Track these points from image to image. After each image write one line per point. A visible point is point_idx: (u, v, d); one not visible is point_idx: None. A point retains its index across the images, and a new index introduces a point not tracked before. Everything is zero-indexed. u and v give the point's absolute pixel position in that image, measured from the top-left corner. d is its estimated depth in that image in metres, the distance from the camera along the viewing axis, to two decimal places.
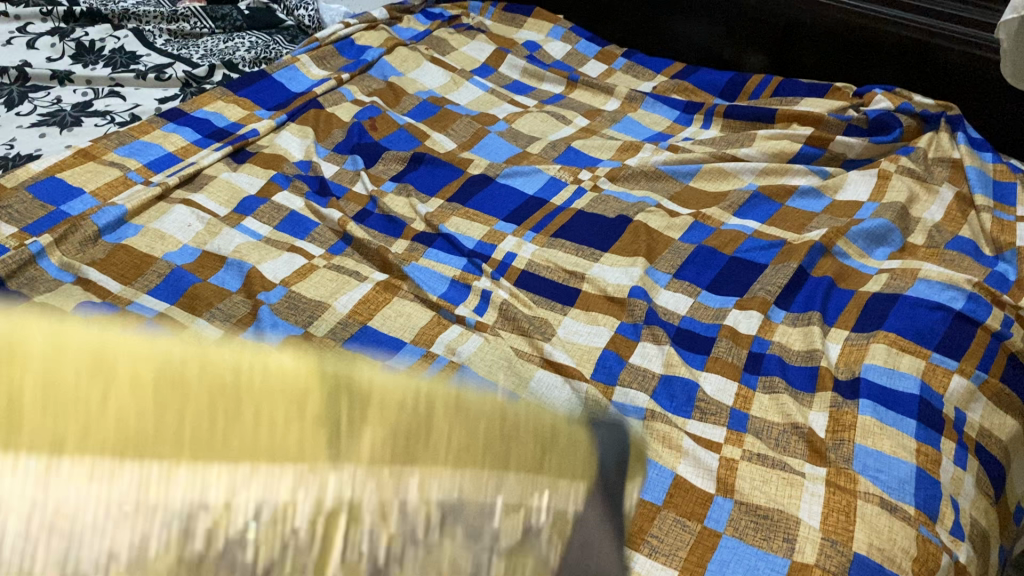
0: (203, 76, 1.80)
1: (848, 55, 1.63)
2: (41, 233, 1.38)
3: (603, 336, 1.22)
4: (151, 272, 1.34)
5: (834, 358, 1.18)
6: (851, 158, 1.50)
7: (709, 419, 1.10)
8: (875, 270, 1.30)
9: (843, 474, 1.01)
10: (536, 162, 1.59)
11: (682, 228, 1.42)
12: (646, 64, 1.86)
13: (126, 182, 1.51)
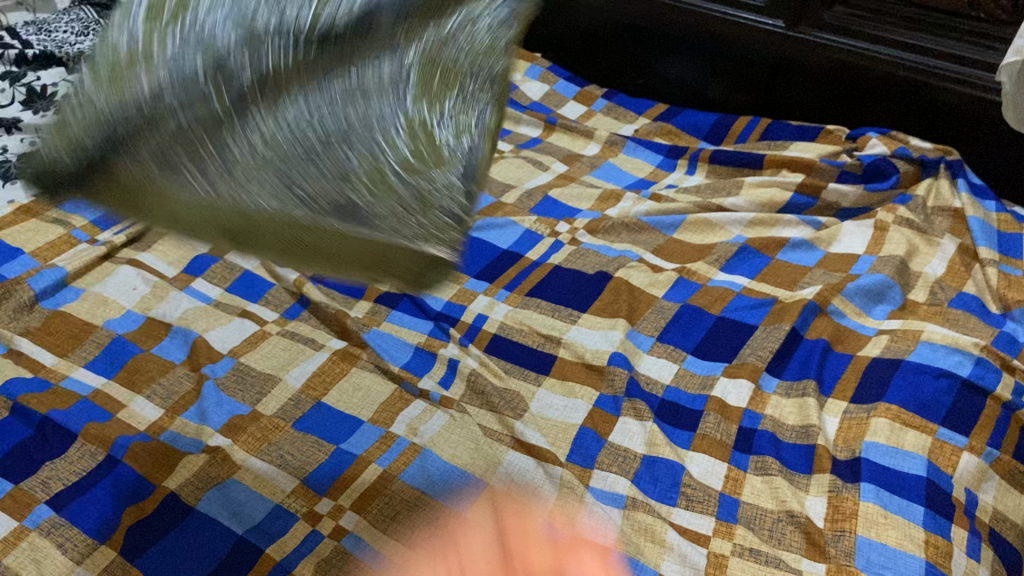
0: None
1: (841, 94, 1.55)
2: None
3: (580, 411, 1.12)
4: (90, 343, 1.22)
5: (832, 434, 1.08)
6: (846, 207, 1.41)
7: (695, 508, 1.00)
8: (875, 331, 1.21)
9: (844, 573, 0.91)
10: (511, 212, 1.50)
11: (666, 285, 1.32)
12: (626, 105, 1.76)
13: (70, 240, 1.40)
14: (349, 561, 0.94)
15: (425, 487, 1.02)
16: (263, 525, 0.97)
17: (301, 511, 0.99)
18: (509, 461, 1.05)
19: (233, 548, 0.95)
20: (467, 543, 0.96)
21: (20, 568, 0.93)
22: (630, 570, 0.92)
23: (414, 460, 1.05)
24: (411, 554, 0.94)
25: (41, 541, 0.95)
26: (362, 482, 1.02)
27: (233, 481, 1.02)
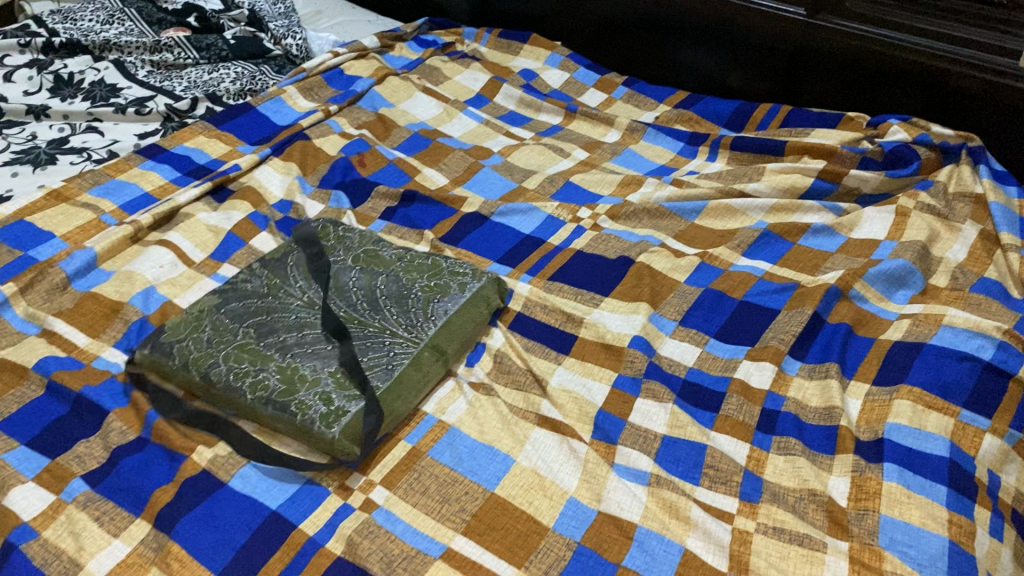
0: (185, 110, 1.73)
1: (859, 82, 1.56)
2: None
3: (599, 393, 1.14)
4: (119, 321, 1.24)
5: (854, 415, 1.09)
6: (867, 193, 1.42)
7: (719, 488, 1.01)
8: (896, 315, 1.22)
9: (868, 550, 0.92)
10: (532, 198, 1.51)
11: (688, 270, 1.33)
12: (647, 92, 1.77)
13: (99, 224, 1.43)
14: (381, 533, 0.96)
15: (453, 464, 1.05)
16: (295, 499, 1.00)
17: (332, 486, 1.02)
18: (535, 439, 1.08)
19: (266, 521, 0.97)
20: (495, 518, 0.98)
21: (59, 540, 0.95)
22: (655, 546, 0.94)
23: (442, 437, 1.09)
24: (440, 526, 0.97)
25: (78, 514, 0.98)
26: (392, 458, 1.06)
27: (253, 462, 1.04)
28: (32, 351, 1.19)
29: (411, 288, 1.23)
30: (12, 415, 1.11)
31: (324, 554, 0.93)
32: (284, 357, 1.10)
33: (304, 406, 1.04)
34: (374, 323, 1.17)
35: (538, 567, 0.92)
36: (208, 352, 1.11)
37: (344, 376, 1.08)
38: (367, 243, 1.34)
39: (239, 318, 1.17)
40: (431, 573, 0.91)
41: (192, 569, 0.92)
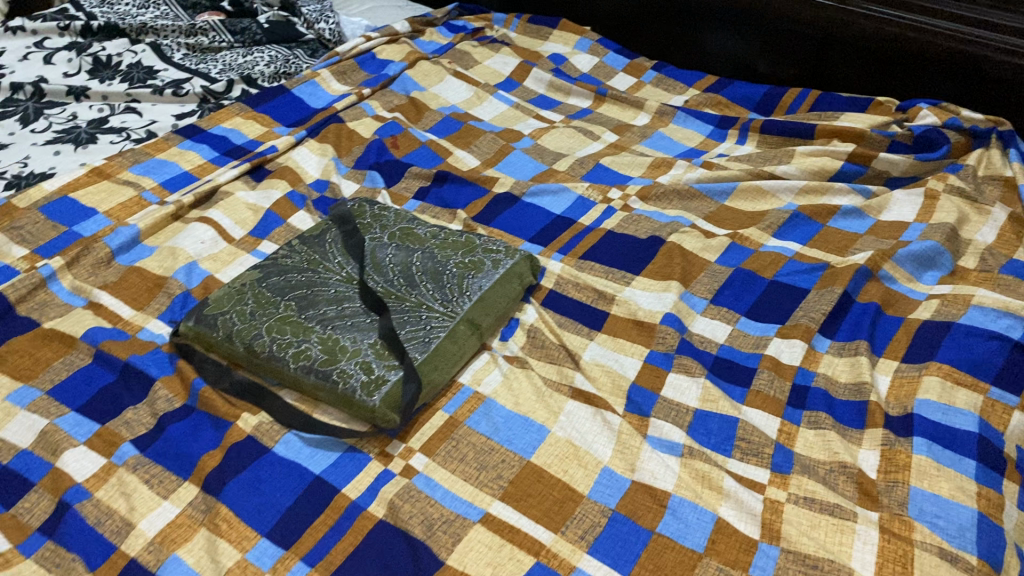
0: (221, 92, 1.76)
1: (887, 67, 1.57)
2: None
3: (631, 367, 1.16)
4: (163, 294, 1.28)
5: (884, 392, 1.11)
6: (895, 175, 1.43)
7: (751, 459, 1.03)
8: (925, 296, 1.23)
9: (897, 521, 0.94)
10: (563, 179, 1.54)
11: (718, 250, 1.35)
12: (677, 76, 1.79)
13: (140, 201, 1.46)
14: (421, 497, 0.99)
15: (489, 433, 1.08)
16: (338, 464, 1.04)
17: (373, 452, 1.05)
18: (569, 410, 1.10)
19: (309, 485, 1.01)
20: (531, 486, 1.01)
21: (111, 501, 0.98)
22: (688, 514, 0.96)
23: (478, 408, 1.12)
24: (478, 492, 1.00)
25: (128, 476, 1.01)
26: (429, 427, 1.09)
27: (296, 431, 1.07)
28: (79, 323, 1.23)
29: (446, 264, 1.24)
30: (62, 382, 1.14)
31: (367, 517, 0.97)
32: (325, 328, 1.13)
33: (345, 375, 1.07)
34: (411, 297, 1.19)
35: (574, 533, 0.95)
36: (252, 323, 1.14)
37: (383, 347, 1.10)
38: (402, 222, 1.36)
39: (280, 292, 1.20)
40: (470, 537, 0.95)
41: (241, 531, 0.96)
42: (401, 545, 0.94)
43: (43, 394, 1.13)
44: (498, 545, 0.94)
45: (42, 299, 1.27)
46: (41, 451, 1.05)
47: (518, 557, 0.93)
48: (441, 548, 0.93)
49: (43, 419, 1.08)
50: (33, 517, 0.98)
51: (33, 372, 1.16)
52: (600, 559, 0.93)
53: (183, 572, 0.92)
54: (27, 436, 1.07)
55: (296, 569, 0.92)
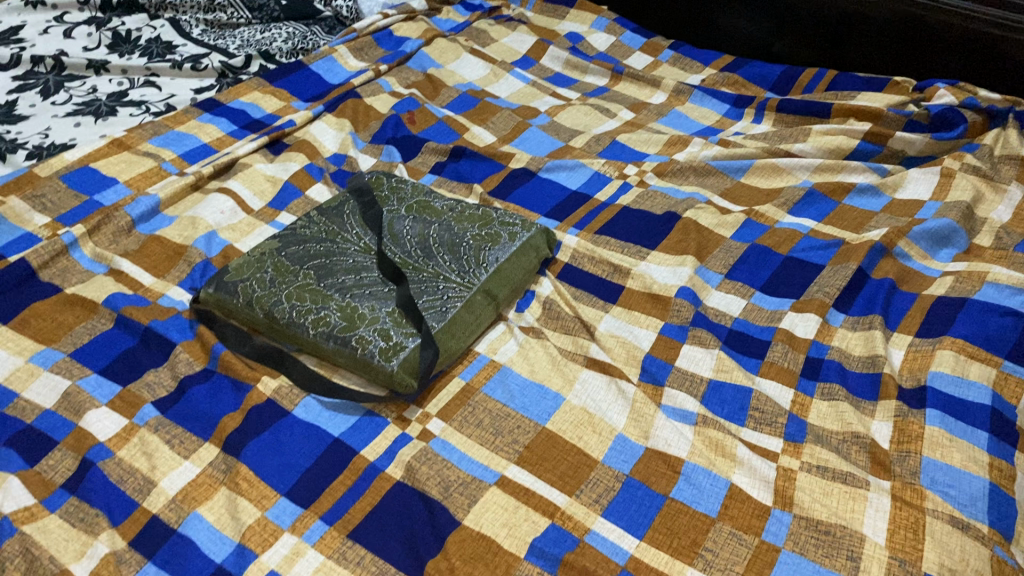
0: (239, 67, 1.77)
1: (906, 47, 1.57)
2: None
3: (645, 338, 1.17)
4: (183, 262, 1.29)
5: (897, 364, 1.11)
6: (911, 154, 1.43)
7: (764, 429, 1.04)
8: (939, 273, 1.24)
9: (909, 489, 0.95)
10: (579, 155, 1.54)
11: (734, 226, 1.36)
12: (693, 56, 1.80)
13: (160, 172, 1.48)
14: (438, 460, 1.01)
15: (505, 400, 1.09)
16: (356, 427, 1.06)
17: (390, 416, 1.07)
18: (584, 379, 1.11)
19: (328, 447, 1.02)
20: (546, 450, 1.02)
21: (133, 460, 1.00)
22: (701, 480, 0.97)
23: (494, 375, 1.13)
24: (494, 456, 1.02)
25: (150, 436, 1.03)
26: (447, 393, 1.11)
27: (315, 395, 1.09)
28: (101, 289, 1.25)
29: (463, 236, 1.25)
30: (84, 345, 1.16)
31: (384, 478, 0.99)
32: (343, 296, 1.14)
33: (363, 341, 1.08)
34: (428, 266, 1.20)
35: (589, 496, 0.97)
36: (272, 290, 1.15)
37: (401, 315, 1.12)
38: (420, 193, 1.36)
39: (299, 260, 1.21)
40: (487, 498, 0.97)
41: (261, 490, 0.97)
42: (419, 505, 0.96)
43: (65, 356, 1.14)
44: (514, 507, 0.96)
45: (64, 266, 1.29)
46: (64, 411, 1.06)
47: (533, 518, 0.94)
48: (457, 509, 0.95)
49: (66, 380, 1.10)
50: (57, 474, 0.99)
51: (56, 335, 1.18)
52: (615, 522, 0.94)
53: (204, 529, 0.93)
54: (51, 396, 1.08)
55: (315, 528, 0.94)
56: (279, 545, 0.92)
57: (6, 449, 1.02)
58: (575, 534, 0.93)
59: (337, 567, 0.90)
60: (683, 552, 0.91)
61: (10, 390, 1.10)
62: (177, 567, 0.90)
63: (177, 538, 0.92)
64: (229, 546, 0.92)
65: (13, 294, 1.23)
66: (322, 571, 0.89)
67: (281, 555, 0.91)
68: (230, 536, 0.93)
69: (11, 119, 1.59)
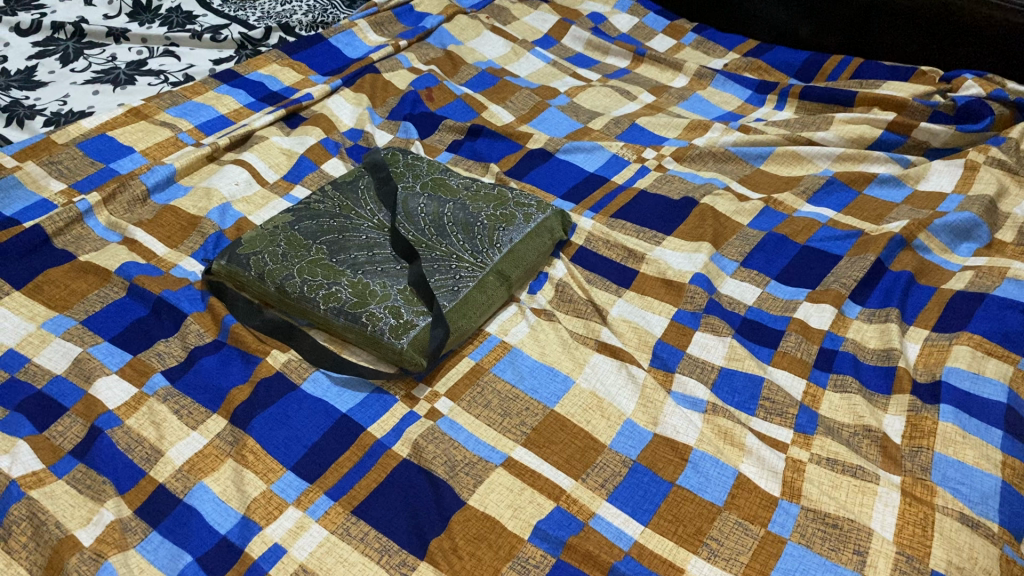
0: (259, 39, 1.76)
1: (934, 36, 1.54)
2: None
3: (658, 324, 1.16)
4: (197, 233, 1.29)
5: (912, 358, 1.10)
6: (935, 146, 1.41)
7: (775, 419, 1.03)
8: (959, 267, 1.22)
9: (919, 485, 0.94)
10: (597, 138, 1.53)
11: (752, 213, 1.34)
12: (717, 40, 1.78)
13: (177, 143, 1.47)
14: (445, 439, 1.01)
15: (515, 381, 1.09)
16: (365, 404, 1.05)
17: (399, 394, 1.07)
18: (594, 363, 1.10)
19: (335, 423, 1.02)
20: (554, 433, 1.02)
21: (141, 429, 1.00)
22: (709, 468, 0.97)
23: (504, 356, 1.12)
24: (502, 437, 1.02)
25: (159, 406, 1.03)
26: (456, 372, 1.10)
27: (324, 370, 1.09)
28: (114, 257, 1.25)
29: (477, 216, 1.24)
30: (96, 313, 1.16)
31: (390, 456, 0.99)
32: (355, 273, 1.14)
33: (374, 318, 1.08)
34: (441, 245, 1.19)
35: (595, 481, 0.96)
36: (284, 265, 1.15)
37: (412, 294, 1.11)
38: (435, 172, 1.34)
39: (312, 235, 1.20)
40: (492, 479, 0.96)
41: (267, 463, 0.98)
42: (424, 484, 0.96)
43: (77, 323, 1.15)
44: (519, 488, 0.95)
45: (79, 233, 1.29)
46: (74, 378, 1.06)
47: (538, 501, 0.94)
48: (462, 489, 0.95)
49: (77, 347, 1.10)
50: (65, 440, 1.00)
51: (68, 302, 1.18)
52: (620, 508, 0.94)
53: (210, 500, 0.94)
54: (61, 363, 1.09)
55: (320, 503, 0.94)
56: (282, 520, 0.92)
57: (16, 413, 1.02)
58: (580, 518, 0.92)
59: (341, 542, 0.90)
60: (688, 540, 0.90)
61: (21, 355, 1.10)
62: (181, 537, 0.90)
63: (182, 508, 0.93)
64: (234, 518, 0.92)
65: (27, 260, 1.24)
66: (326, 546, 0.89)
67: (285, 528, 0.91)
68: (235, 508, 0.93)
69: (30, 85, 1.59)
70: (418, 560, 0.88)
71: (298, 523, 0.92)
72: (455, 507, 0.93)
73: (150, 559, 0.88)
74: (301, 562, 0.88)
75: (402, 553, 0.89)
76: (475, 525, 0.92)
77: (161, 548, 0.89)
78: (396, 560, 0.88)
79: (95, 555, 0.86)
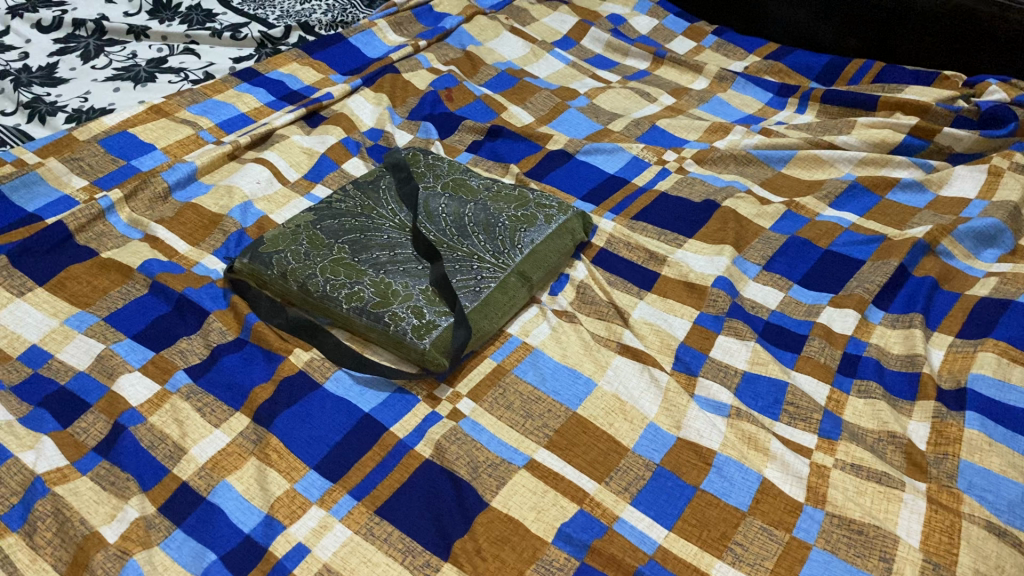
0: (279, 38, 1.76)
1: (956, 41, 1.53)
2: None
3: (680, 327, 1.16)
4: (218, 231, 1.29)
5: (936, 364, 1.09)
6: (958, 151, 1.40)
7: (799, 424, 1.02)
8: (983, 273, 1.21)
9: (945, 492, 0.93)
10: (618, 139, 1.52)
11: (774, 217, 1.34)
12: (737, 43, 1.78)
13: (197, 140, 1.48)
14: (467, 440, 1.01)
15: (537, 383, 1.08)
16: (387, 404, 1.05)
17: (421, 394, 1.07)
18: (616, 365, 1.10)
19: (358, 422, 1.02)
20: (576, 435, 1.01)
21: (164, 426, 1.00)
22: (733, 472, 0.96)
23: (526, 358, 1.12)
24: (524, 439, 1.01)
25: (182, 403, 1.03)
26: (478, 373, 1.10)
27: (346, 369, 1.09)
28: (136, 255, 1.25)
29: (498, 216, 1.23)
30: (118, 310, 1.16)
31: (413, 456, 0.99)
32: (377, 272, 1.14)
33: (396, 318, 1.08)
34: (463, 246, 1.19)
35: (618, 484, 0.96)
36: (306, 263, 1.15)
37: (434, 294, 1.11)
38: (456, 172, 1.34)
39: (334, 234, 1.20)
40: (515, 481, 0.96)
41: (290, 462, 0.98)
42: (447, 485, 0.95)
43: (100, 320, 1.15)
44: (542, 491, 0.95)
45: (100, 230, 1.29)
46: (96, 375, 1.07)
47: (561, 503, 0.94)
48: (485, 491, 0.95)
49: (100, 344, 1.11)
50: (89, 437, 1.00)
51: (91, 299, 1.18)
52: (643, 512, 0.93)
53: (233, 498, 0.94)
54: (84, 359, 1.09)
55: (343, 502, 0.94)
56: (304, 521, 0.92)
57: (39, 409, 1.03)
58: (603, 521, 0.92)
59: (364, 542, 0.90)
60: (712, 545, 0.90)
61: (44, 352, 1.11)
62: (205, 535, 0.90)
63: (206, 506, 0.93)
64: (257, 517, 0.92)
65: (50, 256, 1.24)
66: (349, 546, 0.89)
67: (309, 528, 0.91)
68: (259, 506, 0.93)
69: (51, 81, 1.60)
70: (440, 561, 0.88)
71: (321, 524, 0.91)
72: (477, 509, 0.93)
73: (174, 556, 0.88)
74: (324, 562, 0.88)
75: (424, 554, 0.89)
76: (498, 528, 0.91)
77: (185, 546, 0.89)
78: (420, 561, 0.88)
79: (120, 552, 0.86)
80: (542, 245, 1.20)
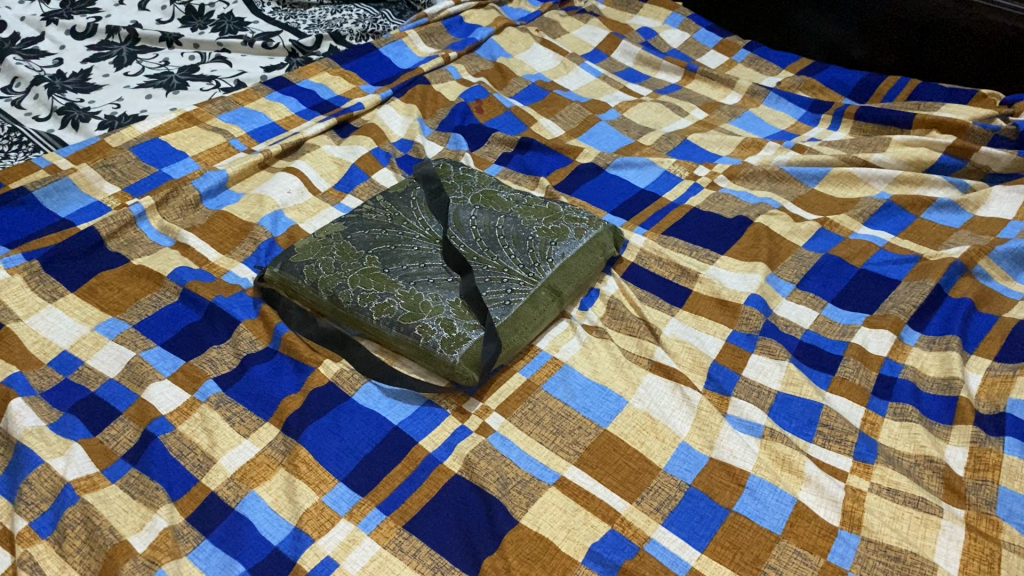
0: (310, 47, 1.77)
1: (991, 57, 1.51)
2: (26, 247, 1.24)
3: (712, 346, 1.14)
4: (249, 240, 1.29)
5: (974, 388, 1.07)
6: (995, 171, 1.38)
7: (833, 446, 1.01)
8: (1021, 295, 1.19)
9: (984, 519, 0.92)
10: (649, 153, 1.51)
11: (807, 235, 1.32)
12: (769, 58, 1.76)
13: (229, 148, 1.48)
14: (496, 456, 1.00)
15: (566, 399, 1.07)
16: (416, 417, 1.05)
17: (450, 408, 1.06)
18: (647, 383, 1.09)
19: (387, 435, 1.02)
20: (607, 454, 1.00)
21: (194, 435, 1.00)
22: (767, 495, 0.95)
23: (556, 373, 1.11)
24: (554, 456, 1.00)
25: (211, 413, 1.02)
26: (508, 388, 1.09)
27: (375, 380, 1.09)
28: (167, 262, 1.25)
29: (528, 229, 1.23)
30: (149, 317, 1.17)
31: (442, 470, 0.98)
32: (408, 284, 1.13)
33: (426, 330, 1.07)
34: (493, 258, 1.18)
35: (649, 504, 0.95)
36: (337, 274, 1.15)
37: (464, 307, 1.10)
38: (486, 184, 1.33)
39: (365, 245, 1.20)
40: (545, 498, 0.95)
41: (319, 475, 0.97)
42: (476, 501, 0.95)
43: (131, 327, 1.15)
44: (573, 509, 0.94)
45: (131, 237, 1.30)
46: (126, 382, 1.07)
47: (592, 522, 0.93)
48: (515, 508, 0.94)
49: (130, 351, 1.11)
50: (118, 445, 1.00)
51: (121, 305, 1.18)
52: (675, 534, 0.92)
53: (261, 510, 0.93)
54: (115, 366, 1.09)
55: (371, 516, 0.93)
56: (331, 535, 0.91)
57: (69, 415, 1.02)
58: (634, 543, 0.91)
59: (392, 557, 0.89)
60: (746, 568, 0.88)
61: (75, 358, 1.11)
62: (233, 546, 0.90)
63: (234, 517, 0.93)
64: (286, 529, 0.92)
65: (81, 262, 1.24)
66: (377, 561, 0.89)
67: (337, 541, 0.90)
68: (287, 518, 0.92)
69: (84, 87, 1.61)
70: None
71: (349, 538, 0.91)
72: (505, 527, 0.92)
73: (202, 567, 0.88)
74: None
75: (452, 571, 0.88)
76: (527, 547, 0.90)
77: (213, 557, 0.89)
78: None
79: (148, 561, 0.86)
80: (571, 259, 1.19)
